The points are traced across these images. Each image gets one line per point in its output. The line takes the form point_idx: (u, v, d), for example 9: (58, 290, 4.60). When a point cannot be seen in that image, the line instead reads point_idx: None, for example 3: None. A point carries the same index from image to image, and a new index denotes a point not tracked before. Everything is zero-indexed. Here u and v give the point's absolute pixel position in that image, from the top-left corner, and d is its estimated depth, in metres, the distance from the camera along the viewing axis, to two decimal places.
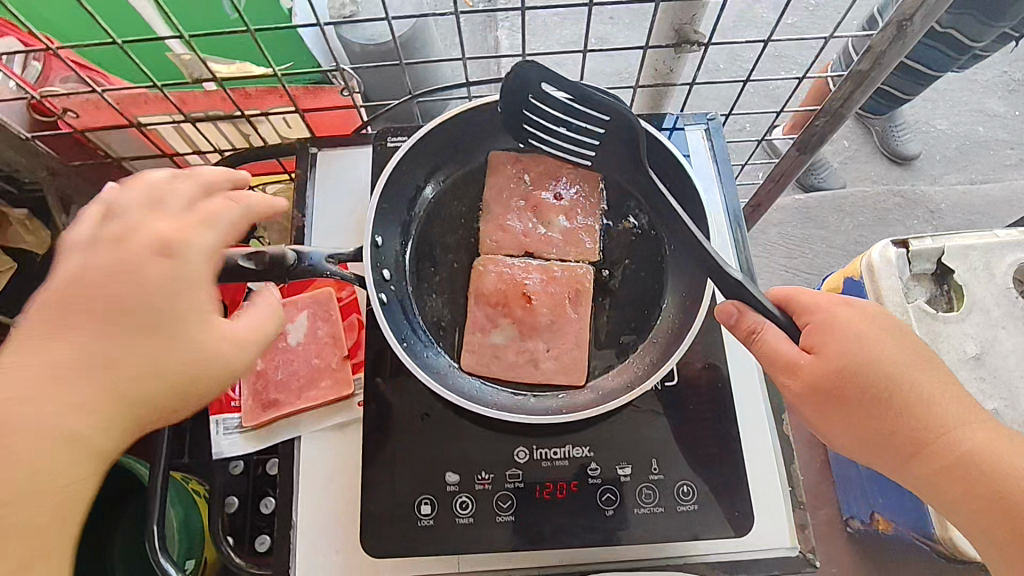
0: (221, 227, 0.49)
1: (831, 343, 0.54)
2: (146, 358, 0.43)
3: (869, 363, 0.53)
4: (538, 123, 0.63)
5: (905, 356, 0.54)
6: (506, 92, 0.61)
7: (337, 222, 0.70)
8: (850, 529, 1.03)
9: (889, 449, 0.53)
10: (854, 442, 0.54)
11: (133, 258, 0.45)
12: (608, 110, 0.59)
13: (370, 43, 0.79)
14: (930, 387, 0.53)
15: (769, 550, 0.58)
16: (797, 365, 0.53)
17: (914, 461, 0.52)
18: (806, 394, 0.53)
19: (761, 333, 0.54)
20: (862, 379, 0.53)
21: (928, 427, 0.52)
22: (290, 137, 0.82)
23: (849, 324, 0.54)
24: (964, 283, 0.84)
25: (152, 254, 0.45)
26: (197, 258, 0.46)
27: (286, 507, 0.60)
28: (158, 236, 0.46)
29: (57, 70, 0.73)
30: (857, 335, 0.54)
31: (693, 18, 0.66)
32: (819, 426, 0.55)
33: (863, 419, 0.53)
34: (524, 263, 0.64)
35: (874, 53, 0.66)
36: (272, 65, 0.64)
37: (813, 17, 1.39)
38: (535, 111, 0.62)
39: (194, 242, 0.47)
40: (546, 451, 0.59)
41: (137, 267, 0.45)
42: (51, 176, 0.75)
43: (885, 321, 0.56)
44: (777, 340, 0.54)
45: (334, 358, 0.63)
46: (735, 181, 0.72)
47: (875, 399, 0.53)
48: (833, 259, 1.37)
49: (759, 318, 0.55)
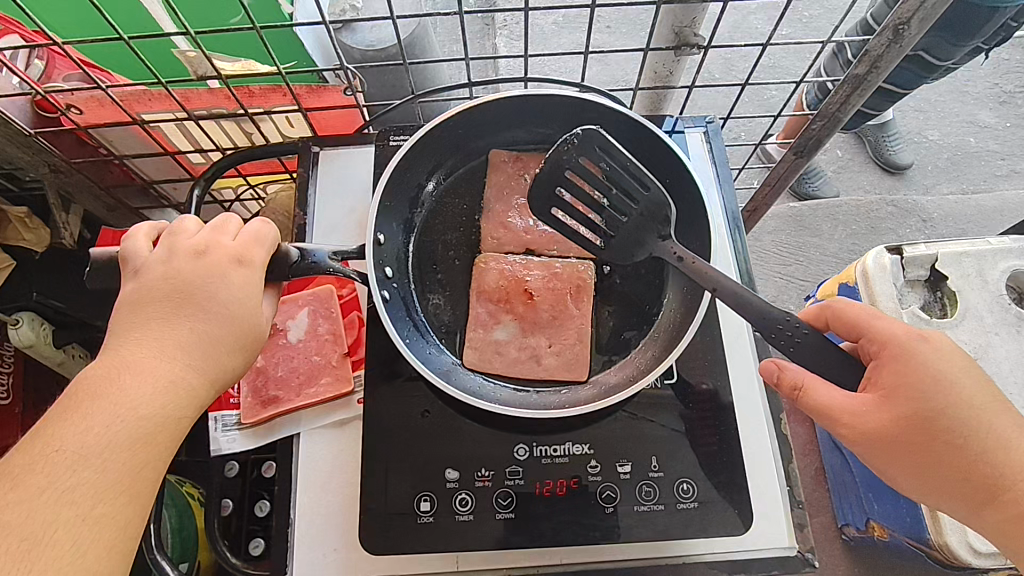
0: (233, 255, 0.50)
1: (898, 385, 0.51)
2: (186, 318, 0.47)
3: (938, 404, 0.50)
4: (569, 203, 0.59)
5: (978, 394, 0.52)
6: (559, 155, 0.58)
7: (338, 220, 0.70)
8: (845, 537, 1.03)
9: (957, 491, 0.51)
10: (918, 485, 0.52)
11: (177, 267, 0.49)
12: (647, 192, 0.59)
13: (370, 49, 0.78)
14: (1000, 428, 0.51)
15: (768, 549, 0.58)
16: (861, 414, 0.51)
17: (988, 508, 0.50)
18: (870, 442, 0.51)
19: (810, 387, 0.52)
20: (929, 423, 0.50)
21: (1001, 472, 0.50)
22: (292, 135, 0.83)
23: (919, 362, 0.51)
24: (957, 290, 0.85)
25: (188, 259, 0.49)
26: (222, 259, 0.50)
27: (286, 502, 0.60)
28: (185, 251, 0.49)
29: (60, 68, 0.73)
30: (926, 374, 0.51)
31: (693, 21, 0.67)
32: (883, 470, 0.52)
33: (933, 464, 0.50)
34: (525, 260, 0.64)
35: (870, 57, 0.68)
36: (276, 63, 0.64)
37: (807, 28, 1.41)
38: (571, 188, 0.59)
39: (217, 247, 0.50)
40: (546, 449, 0.59)
41: (181, 274, 0.48)
42: (53, 173, 0.75)
43: (954, 353, 0.53)
44: (830, 391, 0.51)
45: (335, 354, 0.63)
46: (733, 183, 0.73)
47: (946, 444, 0.50)
48: (827, 267, 1.38)
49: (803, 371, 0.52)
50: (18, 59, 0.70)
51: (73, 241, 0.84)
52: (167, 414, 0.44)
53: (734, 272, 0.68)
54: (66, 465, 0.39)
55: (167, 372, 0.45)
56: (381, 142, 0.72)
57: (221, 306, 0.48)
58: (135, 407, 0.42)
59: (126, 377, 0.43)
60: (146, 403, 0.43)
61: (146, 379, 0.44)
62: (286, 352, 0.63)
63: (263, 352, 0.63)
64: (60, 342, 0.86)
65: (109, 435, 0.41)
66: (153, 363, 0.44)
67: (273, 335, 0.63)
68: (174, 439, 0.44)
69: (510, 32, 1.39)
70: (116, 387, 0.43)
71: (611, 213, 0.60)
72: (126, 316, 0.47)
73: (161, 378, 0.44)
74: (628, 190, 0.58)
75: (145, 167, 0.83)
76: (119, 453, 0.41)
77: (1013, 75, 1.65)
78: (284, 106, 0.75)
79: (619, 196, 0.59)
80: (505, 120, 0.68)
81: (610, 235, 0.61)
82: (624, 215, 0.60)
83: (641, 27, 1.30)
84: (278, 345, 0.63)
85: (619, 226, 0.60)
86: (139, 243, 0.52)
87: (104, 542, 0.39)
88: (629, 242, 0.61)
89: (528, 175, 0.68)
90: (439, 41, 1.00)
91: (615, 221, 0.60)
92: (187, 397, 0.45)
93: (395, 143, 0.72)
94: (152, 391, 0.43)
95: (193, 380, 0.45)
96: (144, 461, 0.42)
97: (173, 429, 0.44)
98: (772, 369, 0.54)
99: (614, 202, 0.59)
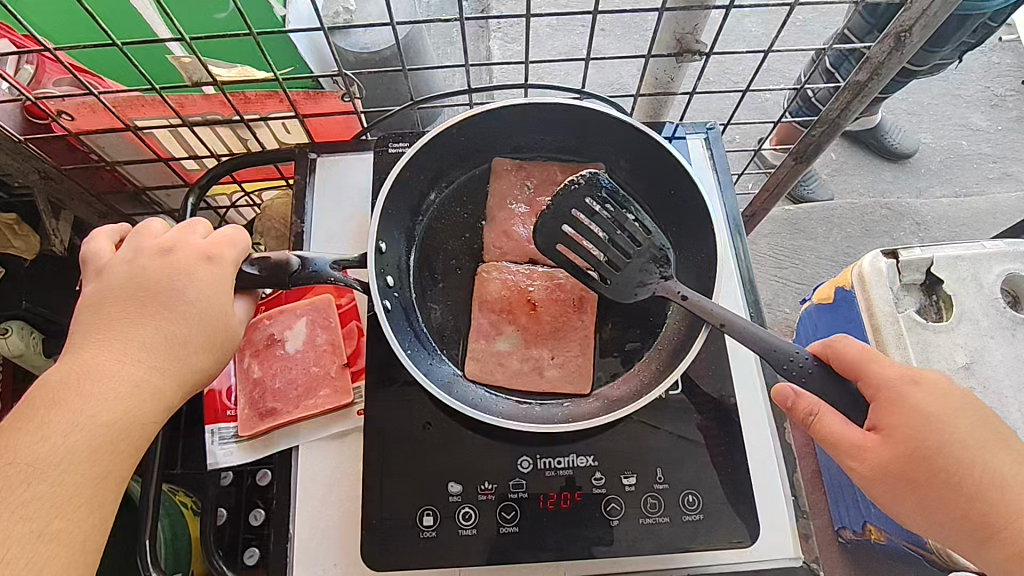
0: (201, 250, 0.51)
1: (898, 422, 0.51)
2: (152, 324, 0.47)
3: (938, 442, 0.50)
4: (572, 239, 0.59)
5: (978, 433, 0.51)
6: (566, 191, 0.59)
7: (337, 228, 0.69)
8: (841, 540, 1.03)
9: (958, 530, 0.50)
10: (920, 521, 0.51)
11: (144, 268, 0.49)
12: (647, 235, 0.59)
13: (364, 52, 0.77)
14: (1000, 466, 0.51)
15: (773, 561, 0.57)
16: (863, 448, 0.51)
17: (988, 547, 0.50)
18: (872, 477, 0.51)
19: (821, 417, 0.52)
20: (929, 460, 0.50)
21: (1001, 512, 0.49)
22: (288, 141, 0.82)
23: (917, 400, 0.51)
24: (953, 294, 0.85)
25: (156, 258, 0.50)
26: (189, 257, 0.50)
27: (285, 516, 0.58)
28: (156, 251, 0.50)
29: (51, 73, 0.71)
30: (925, 412, 0.51)
31: (695, 28, 0.67)
32: (884, 504, 0.52)
33: (933, 501, 0.50)
34: (527, 270, 0.64)
35: (872, 64, 0.68)
36: (274, 70, 0.63)
37: (801, 32, 1.41)
38: (575, 225, 0.59)
39: (185, 246, 0.51)
40: (550, 461, 0.58)
41: (147, 275, 0.49)
42: (43, 179, 0.74)
43: (954, 391, 0.53)
44: (837, 422, 0.52)
45: (334, 365, 0.62)
46: (734, 189, 0.73)
47: (945, 482, 0.50)
48: (821, 270, 1.38)
49: (818, 400, 0.53)
50: (7, 64, 0.69)
51: (63, 246, 0.82)
52: (128, 421, 0.44)
53: (737, 280, 0.68)
54: (20, 478, 0.40)
55: (132, 376, 0.45)
56: (380, 149, 0.71)
57: (188, 304, 0.48)
58: (94, 416, 0.43)
59: (84, 386, 0.44)
60: (104, 412, 0.43)
61: (105, 386, 0.44)
62: (285, 363, 0.62)
63: (260, 362, 0.62)
64: (52, 351, 0.85)
65: (67, 445, 0.42)
66: (111, 369, 0.45)
67: (271, 346, 0.62)
68: (139, 444, 0.45)
69: (504, 35, 1.38)
70: (79, 395, 0.43)
71: (616, 250, 0.58)
72: (90, 318, 0.48)
73: (121, 385, 0.45)
74: (632, 231, 0.58)
75: (139, 174, 0.81)
76: (78, 463, 0.42)
77: (1004, 77, 1.66)
78: (281, 112, 0.74)
79: (622, 236, 0.58)
80: (506, 128, 0.67)
81: (614, 275, 0.59)
82: (628, 253, 0.59)
83: (637, 30, 1.29)
84: (275, 356, 0.62)
85: (624, 264, 0.59)
86: (103, 245, 0.53)
87: (63, 554, 0.40)
88: (633, 279, 0.59)
89: (530, 183, 0.67)
90: (435, 45, 1.00)
91: (619, 260, 0.59)
92: (149, 404, 0.45)
93: (395, 150, 0.71)
94: (113, 400, 0.44)
95: (156, 386, 0.46)
96: (103, 469, 0.43)
97: (135, 435, 0.45)
98: (788, 394, 0.54)
99: (619, 240, 0.58)
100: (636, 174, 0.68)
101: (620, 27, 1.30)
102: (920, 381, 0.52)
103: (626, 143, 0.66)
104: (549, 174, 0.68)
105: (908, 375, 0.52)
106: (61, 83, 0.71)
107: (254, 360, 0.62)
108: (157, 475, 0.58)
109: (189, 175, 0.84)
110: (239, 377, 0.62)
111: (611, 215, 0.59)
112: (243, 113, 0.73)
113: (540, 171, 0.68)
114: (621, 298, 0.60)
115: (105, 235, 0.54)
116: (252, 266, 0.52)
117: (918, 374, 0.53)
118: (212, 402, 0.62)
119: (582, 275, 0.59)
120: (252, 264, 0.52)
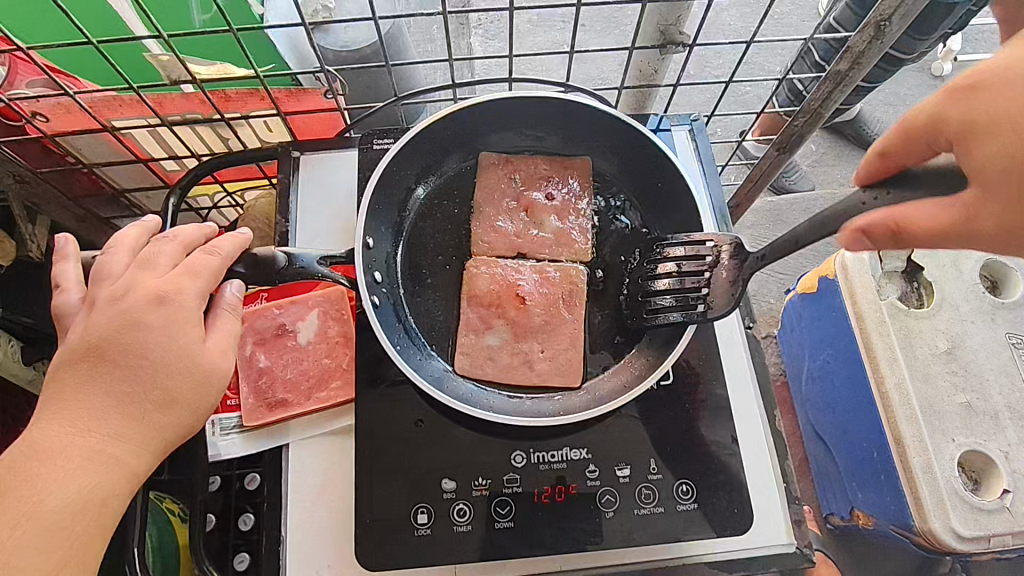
0: None
1: (993, 148, 0.38)
2: (130, 379, 0.45)
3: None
4: (652, 302, 0.58)
5: None
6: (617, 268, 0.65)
7: (323, 225, 0.68)
8: (830, 526, 1.00)
9: None
10: None
11: (132, 307, 0.47)
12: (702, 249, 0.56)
13: (343, 49, 0.77)
14: None
15: (768, 547, 0.58)
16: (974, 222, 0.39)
17: None
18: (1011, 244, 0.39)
19: (904, 224, 0.40)
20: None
21: None
22: (270, 140, 0.81)
23: (990, 114, 0.39)
24: (934, 281, 0.84)
25: (148, 304, 0.47)
26: (143, 299, 0.47)
27: (276, 519, 0.58)
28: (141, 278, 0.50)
29: (22, 74, 0.69)
30: (1010, 117, 0.39)
31: (678, 19, 0.67)
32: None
33: None
34: (516, 264, 0.64)
35: (852, 53, 0.68)
36: (254, 67, 0.62)
37: (780, 25, 1.41)
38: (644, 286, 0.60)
39: (137, 277, 0.49)
40: (543, 455, 0.58)
41: (138, 315, 0.47)
42: (19, 184, 0.72)
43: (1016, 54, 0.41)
44: (925, 213, 0.39)
45: (346, 358, 0.62)
46: (719, 180, 0.73)
47: None
48: (805, 261, 1.31)
49: (888, 211, 0.41)
50: None
51: (40, 251, 0.77)
52: (86, 497, 0.43)
53: None
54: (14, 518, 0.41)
55: (111, 449, 0.44)
56: (364, 145, 0.70)
57: (150, 379, 0.46)
58: (77, 482, 0.43)
59: (80, 458, 0.43)
60: (76, 485, 0.42)
61: (78, 458, 0.43)
62: (291, 353, 0.61)
63: (267, 352, 0.61)
64: (29, 358, 0.79)
65: (54, 489, 0.42)
66: (100, 442, 0.44)
67: (282, 336, 0.62)
68: (103, 516, 0.43)
69: (484, 31, 1.36)
70: (66, 457, 0.43)
71: (693, 278, 0.56)
72: (88, 373, 0.45)
73: (71, 461, 0.43)
74: (691, 252, 0.57)
75: (116, 175, 0.80)
76: (32, 560, 0.40)
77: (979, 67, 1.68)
78: (263, 110, 0.73)
79: (684, 265, 0.56)
80: (492, 122, 0.67)
81: (703, 300, 0.55)
82: (704, 271, 0.55)
83: (616, 26, 1.27)
84: (285, 346, 0.61)
85: (705, 288, 0.55)
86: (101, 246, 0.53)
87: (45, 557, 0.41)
88: (725, 289, 0.54)
89: (517, 177, 0.67)
90: (412, 43, 0.99)
91: (697, 288, 0.55)
92: (112, 475, 0.44)
93: (379, 147, 0.70)
94: (87, 468, 0.43)
95: (112, 455, 0.44)
96: (71, 518, 0.42)
97: (100, 506, 0.43)
98: (857, 238, 0.41)
99: (686, 270, 0.56)
100: (624, 167, 0.68)
101: (599, 22, 1.27)
102: (980, 94, 0.40)
103: (611, 136, 0.66)
104: (536, 167, 0.67)
105: (962, 100, 0.41)
106: (34, 85, 0.69)
107: (261, 348, 0.61)
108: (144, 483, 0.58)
109: (168, 176, 0.82)
110: (244, 366, 0.61)
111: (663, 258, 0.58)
112: (224, 111, 0.72)
113: (527, 164, 0.67)
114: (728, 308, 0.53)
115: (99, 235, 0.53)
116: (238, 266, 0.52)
117: (971, 83, 0.41)
118: None
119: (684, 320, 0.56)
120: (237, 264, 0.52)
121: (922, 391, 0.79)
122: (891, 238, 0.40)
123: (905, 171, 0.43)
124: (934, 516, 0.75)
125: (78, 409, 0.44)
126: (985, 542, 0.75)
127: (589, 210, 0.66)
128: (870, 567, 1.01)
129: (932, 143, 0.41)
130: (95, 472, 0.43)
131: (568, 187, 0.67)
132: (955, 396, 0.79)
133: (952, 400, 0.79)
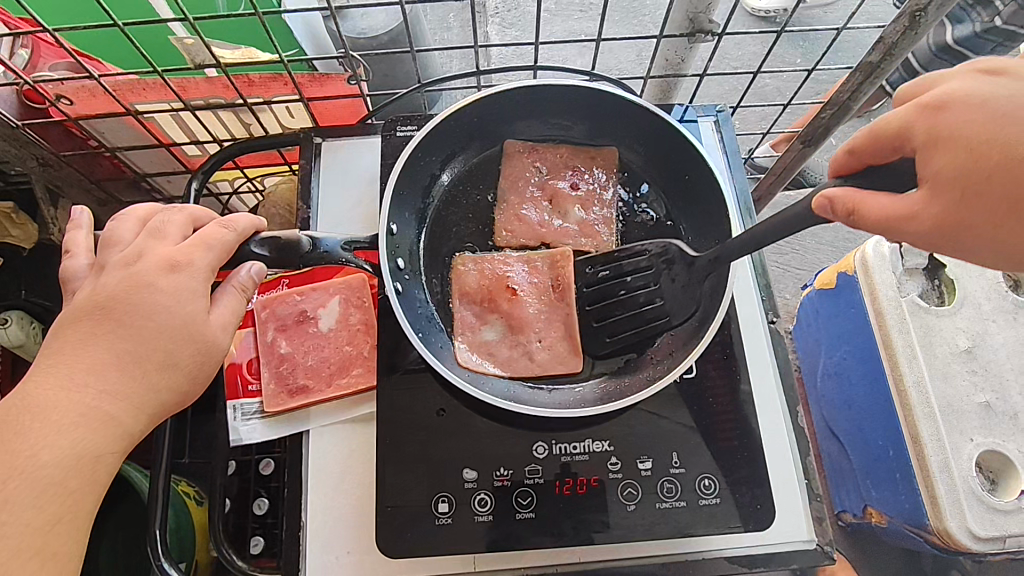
0: (216, 248, 0.51)
1: (946, 161, 0.37)
2: (128, 341, 0.47)
3: (1000, 145, 0.36)
4: (621, 323, 0.60)
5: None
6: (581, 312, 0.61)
7: (345, 212, 0.68)
8: (844, 522, 0.99)
9: None
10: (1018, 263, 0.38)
11: (143, 274, 0.49)
12: (648, 260, 0.59)
13: (361, 37, 0.76)
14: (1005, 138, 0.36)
15: (788, 543, 0.57)
16: (915, 213, 0.38)
17: None
18: (934, 239, 0.38)
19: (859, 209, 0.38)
20: (992, 174, 0.36)
21: None
22: (292, 126, 0.80)
23: (958, 126, 0.37)
24: (956, 278, 0.83)
25: (160, 270, 0.49)
26: (156, 270, 0.49)
27: (297, 504, 0.58)
28: (165, 259, 0.50)
29: (46, 57, 0.69)
30: (966, 132, 0.37)
31: (708, 7, 0.66)
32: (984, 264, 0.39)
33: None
34: (539, 254, 0.63)
35: (886, 45, 0.67)
36: (278, 51, 0.62)
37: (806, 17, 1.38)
38: (609, 313, 0.60)
39: (151, 255, 0.50)
40: (565, 446, 0.58)
41: (148, 281, 0.48)
42: (41, 166, 0.73)
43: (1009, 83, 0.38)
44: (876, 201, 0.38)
45: (368, 346, 0.62)
46: (744, 172, 0.72)
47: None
48: (822, 255, 1.30)
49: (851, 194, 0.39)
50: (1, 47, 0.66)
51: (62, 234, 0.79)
52: (80, 452, 0.44)
53: (749, 262, 0.67)
54: (12, 470, 0.42)
55: (104, 407, 0.45)
56: (387, 133, 0.69)
57: (153, 345, 0.47)
58: (73, 437, 0.44)
59: (76, 414, 0.44)
60: (72, 442, 0.44)
61: (73, 415, 0.44)
62: (313, 340, 0.61)
63: (289, 338, 0.61)
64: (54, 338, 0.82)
65: (51, 446, 0.43)
66: (95, 399, 0.45)
67: (303, 322, 0.62)
68: (97, 470, 0.44)
69: (502, 19, 1.34)
70: (60, 413, 0.44)
71: (645, 290, 0.59)
72: (86, 332, 0.47)
73: (65, 417, 0.44)
74: (635, 264, 0.59)
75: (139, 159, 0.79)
76: (24, 514, 0.41)
77: None
78: (285, 95, 0.73)
79: (636, 279, 0.59)
80: (515, 111, 0.67)
81: (665, 302, 0.59)
82: (654, 282, 0.59)
83: (636, 14, 1.25)
84: (307, 333, 0.61)
85: (661, 291, 0.59)
86: (123, 226, 0.53)
87: (41, 511, 0.42)
88: (679, 293, 0.58)
89: (542, 166, 0.67)
90: (432, 30, 0.98)
91: (655, 292, 0.59)
92: (102, 432, 0.45)
93: (402, 134, 0.69)
94: (79, 424, 0.44)
95: (108, 413, 0.45)
96: (63, 472, 0.43)
97: (94, 462, 0.44)
98: (824, 205, 0.40)
99: (639, 279, 0.59)
100: (648, 160, 0.67)
101: (619, 11, 1.25)
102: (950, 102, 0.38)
103: (639, 127, 0.65)
104: (561, 157, 0.67)
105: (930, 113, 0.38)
106: (57, 67, 0.69)
107: (283, 335, 0.61)
108: (166, 465, 0.58)
109: (190, 161, 0.82)
110: (264, 352, 0.61)
111: (613, 279, 0.60)
112: (246, 96, 0.71)
113: (550, 154, 0.67)
114: (687, 310, 0.59)
115: (123, 216, 0.54)
116: (260, 248, 0.53)
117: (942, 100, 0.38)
118: (234, 376, 0.61)
119: (650, 326, 0.60)
120: (260, 245, 0.53)
121: (942, 390, 0.78)
122: (848, 216, 0.39)
123: (867, 165, 0.42)
124: (950, 515, 0.74)
125: (75, 369, 0.45)
126: (1001, 543, 0.73)
127: (613, 201, 0.66)
128: (882, 565, 1.00)
129: (897, 146, 0.40)
130: (95, 432, 0.44)
131: (592, 179, 0.66)
132: (975, 395, 0.78)
133: (973, 399, 0.78)
